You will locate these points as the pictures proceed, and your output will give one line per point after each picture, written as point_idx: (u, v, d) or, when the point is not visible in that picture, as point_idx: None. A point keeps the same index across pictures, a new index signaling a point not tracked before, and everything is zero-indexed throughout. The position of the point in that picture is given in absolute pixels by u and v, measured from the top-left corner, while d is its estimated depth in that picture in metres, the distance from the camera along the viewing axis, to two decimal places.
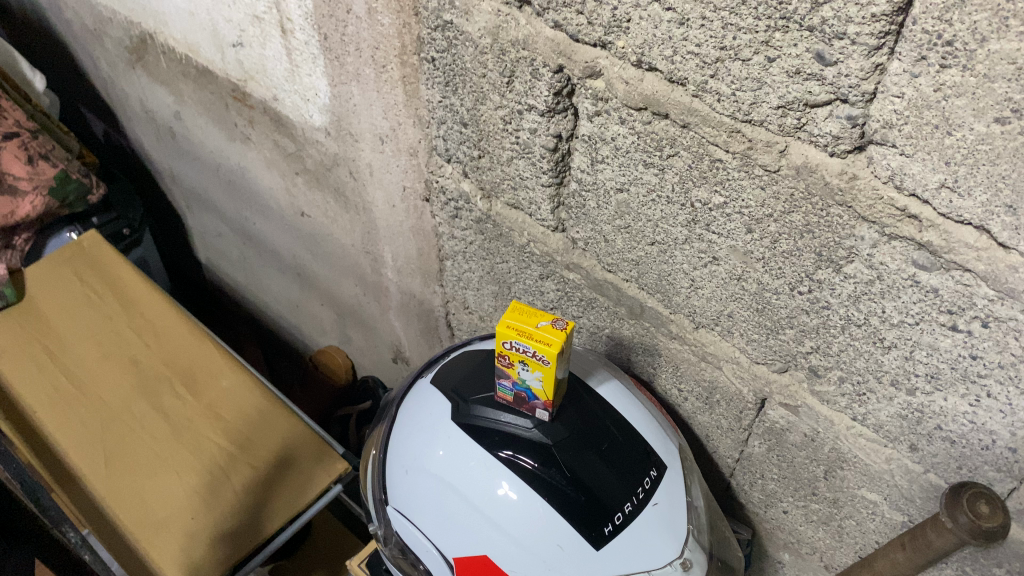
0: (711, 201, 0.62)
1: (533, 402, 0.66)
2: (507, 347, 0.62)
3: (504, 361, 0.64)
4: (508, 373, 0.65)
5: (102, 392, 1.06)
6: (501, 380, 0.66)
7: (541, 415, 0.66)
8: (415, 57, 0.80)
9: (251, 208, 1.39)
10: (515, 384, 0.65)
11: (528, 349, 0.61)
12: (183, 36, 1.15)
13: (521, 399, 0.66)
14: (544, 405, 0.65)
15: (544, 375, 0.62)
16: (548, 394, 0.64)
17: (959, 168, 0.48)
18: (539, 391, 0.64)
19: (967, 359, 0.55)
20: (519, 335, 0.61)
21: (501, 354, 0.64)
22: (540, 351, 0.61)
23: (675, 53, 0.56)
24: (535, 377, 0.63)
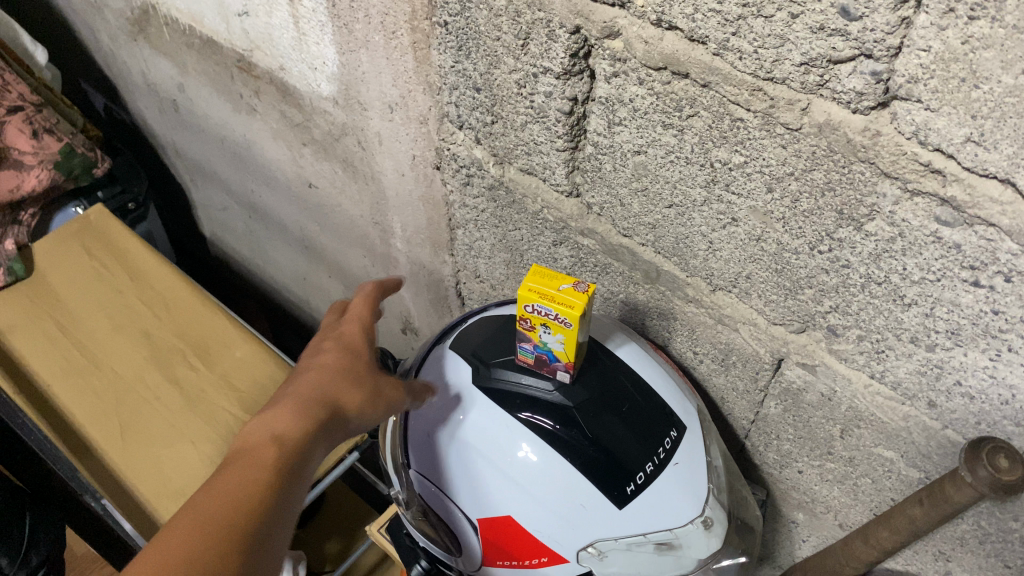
0: (731, 161, 0.62)
1: (554, 364, 0.66)
2: (529, 309, 0.63)
3: (525, 324, 0.64)
4: (530, 335, 0.65)
5: (115, 364, 1.07)
6: (522, 343, 0.66)
7: (562, 377, 0.67)
8: (426, 23, 0.79)
9: (256, 180, 1.39)
10: (537, 346, 0.66)
11: (550, 312, 0.61)
12: (186, 6, 1.13)
13: (542, 362, 0.67)
14: (565, 367, 0.65)
15: (566, 338, 0.62)
16: (569, 356, 0.64)
17: (985, 122, 0.48)
18: (561, 353, 0.64)
19: (989, 315, 0.55)
20: (542, 298, 0.61)
21: (523, 317, 0.64)
22: (562, 314, 0.61)
23: (695, 11, 0.56)
24: (557, 339, 0.63)
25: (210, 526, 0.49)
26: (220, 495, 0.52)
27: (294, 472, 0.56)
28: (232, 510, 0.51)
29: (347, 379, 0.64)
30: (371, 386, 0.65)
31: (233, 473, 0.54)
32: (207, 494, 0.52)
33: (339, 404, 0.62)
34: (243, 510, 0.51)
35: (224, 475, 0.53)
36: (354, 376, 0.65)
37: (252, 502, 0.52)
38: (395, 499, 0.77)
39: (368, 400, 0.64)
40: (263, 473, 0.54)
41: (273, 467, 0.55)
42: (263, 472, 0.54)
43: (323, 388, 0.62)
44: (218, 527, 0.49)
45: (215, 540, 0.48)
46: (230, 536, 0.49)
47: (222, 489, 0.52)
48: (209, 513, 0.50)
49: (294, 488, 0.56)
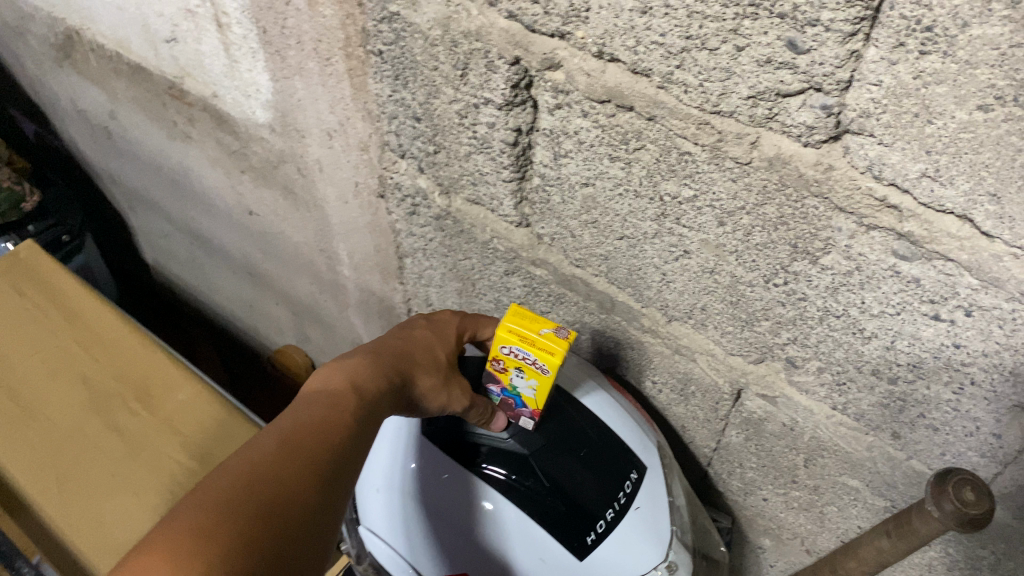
0: (681, 194, 0.60)
1: (518, 411, 0.64)
2: (505, 352, 0.60)
3: (497, 366, 0.62)
4: (500, 377, 0.63)
5: (51, 411, 1.01)
6: (489, 385, 0.64)
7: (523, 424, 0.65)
8: (360, 50, 0.76)
9: (197, 208, 1.34)
10: (504, 389, 0.64)
11: (528, 356, 0.59)
12: (111, 32, 1.08)
13: (506, 406, 0.65)
14: (531, 414, 0.64)
15: (540, 384, 0.60)
16: (538, 403, 0.62)
17: (940, 157, 0.46)
18: (529, 399, 0.63)
19: (950, 348, 0.54)
20: (521, 341, 0.59)
21: (497, 357, 0.61)
22: (541, 359, 0.59)
23: (638, 43, 0.53)
24: (529, 384, 0.61)
25: (281, 460, 0.47)
26: (293, 433, 0.49)
27: (367, 435, 0.54)
28: (308, 452, 0.48)
29: (426, 361, 0.62)
30: (449, 376, 0.62)
31: (307, 415, 0.52)
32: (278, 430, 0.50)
33: (416, 379, 0.60)
34: (314, 451, 0.49)
35: (299, 416, 0.51)
36: (433, 361, 0.62)
37: (326, 446, 0.50)
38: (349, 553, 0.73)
39: (444, 386, 0.61)
40: (338, 424, 0.52)
41: (348, 417, 0.53)
42: (338, 423, 0.52)
43: (405, 362, 0.60)
44: (292, 463, 0.47)
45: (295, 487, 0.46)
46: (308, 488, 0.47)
47: (296, 428, 0.50)
48: (281, 450, 0.48)
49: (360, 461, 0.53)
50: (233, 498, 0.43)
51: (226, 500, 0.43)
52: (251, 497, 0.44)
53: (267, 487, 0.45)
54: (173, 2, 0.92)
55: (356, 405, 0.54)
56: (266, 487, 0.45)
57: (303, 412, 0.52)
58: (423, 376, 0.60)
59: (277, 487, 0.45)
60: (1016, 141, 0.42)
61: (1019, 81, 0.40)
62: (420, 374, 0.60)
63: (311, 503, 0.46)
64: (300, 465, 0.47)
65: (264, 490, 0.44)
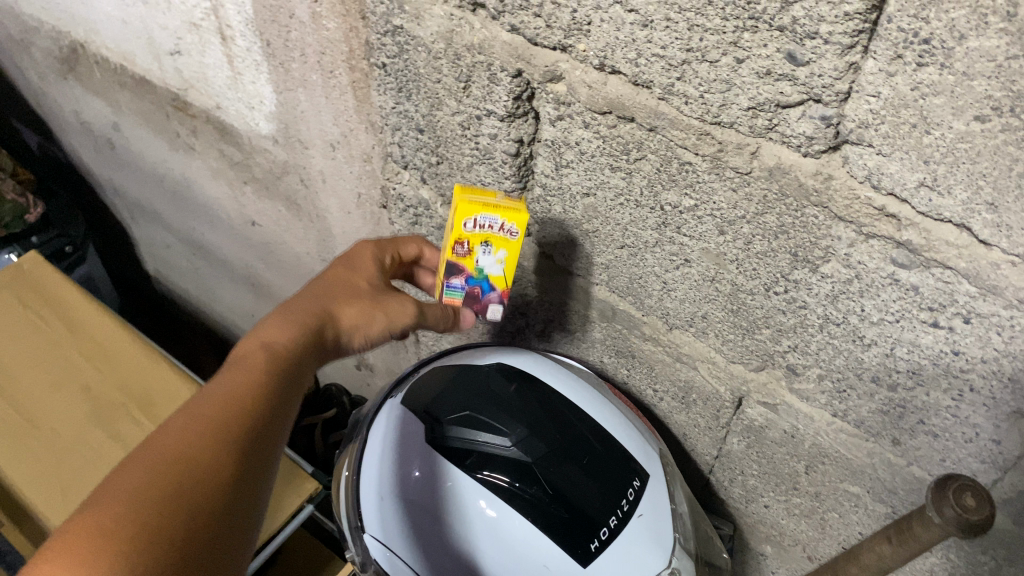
0: (682, 204, 0.60)
1: (487, 298, 0.71)
2: (470, 227, 0.65)
3: (463, 248, 0.66)
4: (465, 263, 0.68)
5: (54, 423, 1.02)
6: (453, 279, 0.70)
7: (495, 310, 0.72)
8: (364, 63, 0.77)
9: (199, 219, 1.35)
10: (472, 277, 0.69)
11: (495, 223, 0.64)
12: (115, 44, 1.09)
13: (474, 298, 0.71)
14: (500, 295, 0.71)
15: (510, 251, 0.66)
16: (507, 278, 0.69)
17: (938, 167, 0.46)
18: (498, 276, 0.69)
19: (950, 355, 0.54)
20: (485, 209, 0.64)
21: (461, 238, 0.66)
22: (509, 222, 0.64)
23: (639, 56, 0.54)
24: (498, 257, 0.67)
25: (189, 445, 0.49)
26: (202, 415, 0.52)
27: (282, 391, 0.58)
28: (218, 430, 0.51)
29: (342, 301, 0.66)
30: (372, 301, 0.67)
31: (216, 393, 0.54)
32: (189, 415, 0.52)
33: (337, 316, 0.65)
34: (228, 428, 0.51)
35: (208, 396, 0.54)
36: (353, 297, 0.67)
37: (238, 424, 0.52)
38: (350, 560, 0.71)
39: (369, 314, 0.66)
40: (249, 396, 0.54)
41: (260, 387, 0.56)
42: (251, 391, 0.55)
43: (320, 303, 0.65)
44: (202, 445, 0.49)
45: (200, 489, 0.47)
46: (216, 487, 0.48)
47: (206, 409, 0.52)
48: (191, 433, 0.50)
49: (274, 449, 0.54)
50: (144, 490, 0.45)
51: (136, 494, 0.45)
52: (161, 487, 0.46)
53: (178, 475, 0.47)
54: (177, 16, 0.93)
55: (269, 357, 0.58)
56: (178, 475, 0.47)
57: (213, 390, 0.54)
58: (346, 311, 0.66)
59: (187, 473, 0.47)
60: (1013, 150, 0.43)
61: (1015, 91, 0.41)
62: (341, 309, 0.65)
63: (226, 484, 0.49)
64: (213, 462, 0.49)
65: (175, 477, 0.47)
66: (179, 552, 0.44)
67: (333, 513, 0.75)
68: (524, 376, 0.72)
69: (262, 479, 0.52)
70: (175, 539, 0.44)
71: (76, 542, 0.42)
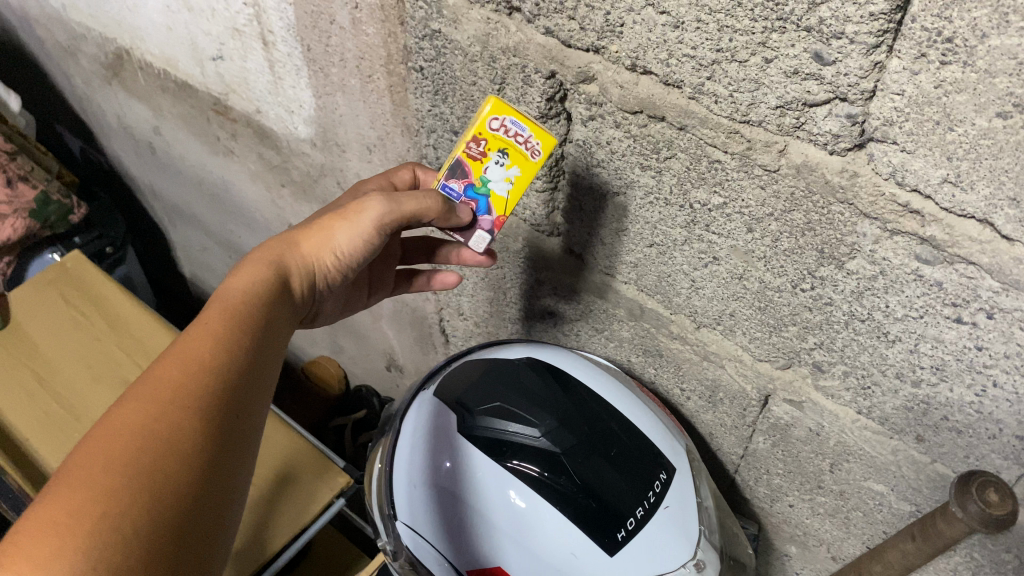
0: (710, 202, 0.62)
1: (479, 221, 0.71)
2: (495, 126, 0.66)
3: (479, 147, 0.67)
4: (473, 167, 0.69)
5: (94, 415, 1.05)
6: (455, 183, 0.70)
7: (480, 237, 0.72)
8: (402, 67, 0.79)
9: (236, 221, 1.38)
10: (473, 187, 0.70)
11: (523, 133, 0.65)
12: (160, 50, 1.12)
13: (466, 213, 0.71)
14: (494, 219, 0.71)
15: (523, 171, 0.66)
16: (508, 201, 0.69)
17: (961, 164, 0.48)
18: (500, 195, 0.69)
19: (973, 351, 0.55)
20: (517, 116, 0.65)
21: (479, 136, 0.67)
22: (535, 138, 0.65)
23: (670, 57, 0.56)
24: (508, 173, 0.67)
25: (177, 388, 0.50)
26: (185, 355, 0.52)
27: (259, 324, 0.59)
28: (202, 373, 0.52)
29: (299, 238, 0.66)
30: (335, 219, 0.67)
31: (200, 332, 0.55)
32: (173, 355, 0.52)
33: (296, 255, 0.65)
34: (213, 370, 0.52)
35: (190, 336, 0.54)
36: (313, 228, 0.67)
37: (224, 367, 0.53)
38: (384, 549, 0.73)
39: (335, 233, 0.66)
40: (232, 336, 0.56)
41: (240, 326, 0.57)
42: (231, 331, 0.56)
43: (281, 239, 0.66)
44: (193, 384, 0.51)
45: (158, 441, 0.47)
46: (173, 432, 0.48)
47: (190, 351, 0.53)
48: (176, 376, 0.51)
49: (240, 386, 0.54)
50: (132, 438, 0.47)
51: (125, 441, 0.46)
52: (152, 431, 0.47)
53: (166, 418, 0.48)
54: (221, 22, 0.96)
55: (238, 294, 0.60)
56: (165, 418, 0.48)
57: (194, 330, 0.55)
58: (308, 240, 0.66)
59: (173, 418, 0.48)
60: None
61: None
62: (302, 239, 0.66)
63: (214, 426, 0.50)
64: (167, 412, 0.48)
65: (163, 421, 0.48)
66: (177, 501, 0.46)
67: (365, 500, 0.76)
68: (551, 368, 0.74)
69: (247, 421, 0.54)
70: (169, 486, 0.46)
71: (72, 493, 0.43)
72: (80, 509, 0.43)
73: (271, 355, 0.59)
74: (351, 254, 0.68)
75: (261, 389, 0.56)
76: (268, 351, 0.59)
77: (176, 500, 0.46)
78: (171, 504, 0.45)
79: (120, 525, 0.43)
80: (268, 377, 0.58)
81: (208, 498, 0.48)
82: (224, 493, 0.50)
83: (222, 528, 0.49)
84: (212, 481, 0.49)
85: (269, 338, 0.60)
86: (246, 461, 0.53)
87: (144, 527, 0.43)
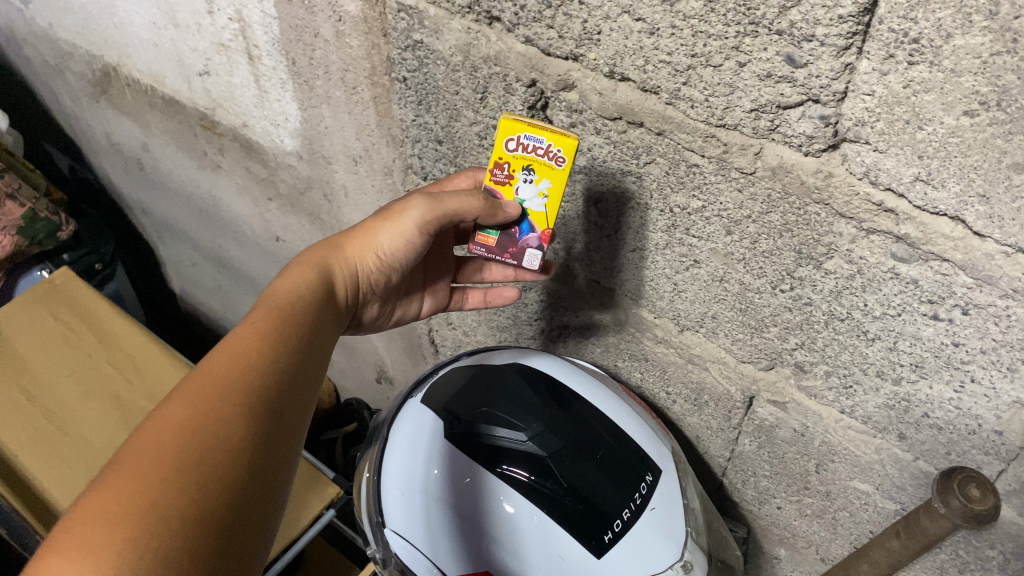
0: (689, 205, 0.63)
1: (526, 241, 0.70)
2: (512, 145, 0.65)
3: (503, 173, 0.67)
4: (504, 193, 0.68)
5: (84, 430, 1.05)
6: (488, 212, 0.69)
7: (533, 255, 0.70)
8: (385, 78, 0.80)
9: (225, 236, 1.39)
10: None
11: (542, 143, 0.64)
12: (147, 67, 1.13)
13: (511, 238, 0.70)
14: (539, 239, 0.69)
15: (554, 181, 0.65)
16: (548, 217, 0.67)
17: (932, 162, 0.49)
18: (540, 212, 0.67)
19: (950, 347, 0.56)
20: (530, 127, 0.64)
21: (502, 161, 0.66)
22: (556, 144, 0.64)
23: (647, 63, 0.57)
24: (541, 188, 0.66)
25: (223, 389, 0.52)
26: (231, 358, 0.55)
27: (305, 326, 0.63)
28: (247, 374, 0.54)
29: (343, 242, 0.72)
30: (377, 222, 0.71)
31: (244, 337, 0.57)
32: (220, 358, 0.55)
33: (339, 258, 0.71)
34: (255, 374, 0.55)
35: (237, 340, 0.57)
36: (360, 230, 0.72)
37: (267, 369, 0.56)
38: (372, 558, 0.72)
39: (376, 234, 0.71)
40: (275, 341, 0.58)
41: (284, 331, 0.60)
42: (275, 336, 0.59)
43: (328, 244, 0.72)
44: (235, 385, 0.53)
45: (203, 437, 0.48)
46: (219, 428, 0.50)
47: (235, 354, 0.55)
48: (222, 377, 0.53)
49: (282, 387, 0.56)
50: (178, 435, 0.48)
51: (174, 437, 0.48)
52: (199, 427, 0.49)
53: (214, 415, 0.50)
54: (207, 37, 0.97)
55: (288, 296, 0.64)
56: (213, 415, 0.50)
57: (241, 334, 0.58)
58: (353, 243, 0.71)
59: (218, 415, 0.50)
60: (1001, 143, 0.45)
61: (1001, 86, 0.43)
62: (346, 243, 0.71)
63: (259, 425, 0.52)
64: (213, 410, 0.50)
65: (211, 417, 0.50)
66: (222, 493, 0.47)
67: (354, 512, 0.76)
68: (537, 373, 0.74)
69: (292, 423, 0.56)
70: (216, 479, 0.47)
71: (122, 484, 0.45)
72: (129, 499, 0.44)
73: (316, 357, 0.62)
74: (393, 254, 0.72)
75: (306, 392, 0.59)
76: (314, 354, 0.62)
77: (221, 493, 0.47)
78: (217, 497, 0.47)
79: (166, 514, 0.44)
80: (313, 382, 0.60)
81: (253, 495, 0.49)
82: (269, 492, 0.51)
83: (266, 526, 0.50)
84: (257, 478, 0.50)
85: (316, 339, 0.63)
86: (291, 463, 0.54)
87: (190, 518, 0.45)
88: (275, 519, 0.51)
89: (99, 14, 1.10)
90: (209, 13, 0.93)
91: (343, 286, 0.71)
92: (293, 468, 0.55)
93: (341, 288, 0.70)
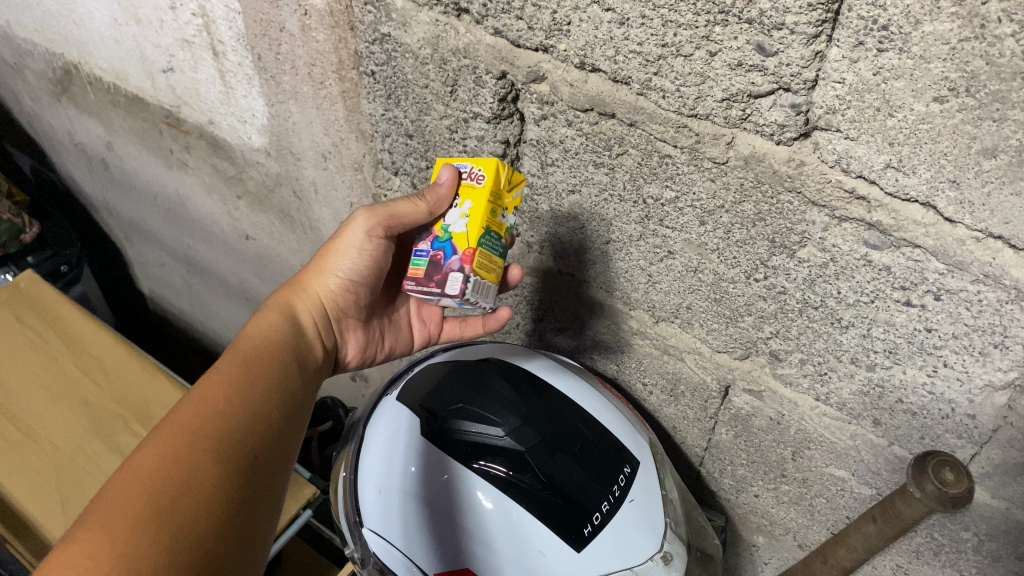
0: (663, 196, 0.63)
1: (449, 266, 0.67)
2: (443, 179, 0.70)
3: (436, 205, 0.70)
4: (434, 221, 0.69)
5: (53, 436, 1.02)
6: (420, 244, 0.71)
7: (454, 279, 0.66)
8: (353, 72, 0.79)
9: (193, 236, 1.37)
10: (439, 238, 0.69)
11: (467, 167, 0.68)
12: (109, 64, 1.11)
13: (437, 266, 0.68)
14: (462, 261, 0.66)
15: (473, 199, 0.66)
16: (469, 237, 0.66)
17: (902, 148, 0.49)
18: (461, 232, 0.67)
19: (923, 333, 0.56)
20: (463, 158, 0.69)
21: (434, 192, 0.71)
22: (477, 166, 0.67)
23: (617, 53, 0.56)
24: (463, 209, 0.67)
25: (195, 436, 0.53)
26: (199, 405, 0.56)
27: (275, 365, 0.64)
28: (217, 421, 0.55)
29: (297, 283, 0.73)
30: (328, 248, 0.74)
31: (213, 383, 0.58)
32: (188, 406, 0.56)
33: (299, 302, 0.72)
34: (227, 420, 0.56)
35: (206, 386, 0.58)
36: (310, 268, 0.74)
37: (237, 413, 0.57)
38: (351, 558, 0.71)
39: (329, 257, 0.73)
40: (246, 384, 0.60)
41: (254, 376, 0.61)
42: (248, 381, 0.60)
43: (285, 288, 0.73)
44: (205, 431, 0.54)
45: (176, 486, 0.49)
46: (190, 472, 0.50)
47: (204, 401, 0.56)
48: (191, 424, 0.54)
49: (255, 431, 0.57)
50: (151, 480, 0.49)
51: (143, 486, 0.48)
52: (168, 476, 0.49)
53: (183, 463, 0.51)
54: (170, 34, 0.95)
55: (255, 339, 0.66)
56: (184, 463, 0.51)
57: (210, 379, 0.59)
58: (309, 277, 0.74)
59: (190, 462, 0.51)
60: (970, 129, 0.45)
61: (969, 72, 0.43)
62: (304, 281, 0.73)
63: (231, 470, 0.53)
64: (183, 455, 0.51)
65: (181, 465, 0.50)
66: (196, 542, 0.47)
67: (332, 512, 0.74)
68: (515, 368, 0.74)
69: (268, 467, 0.57)
70: (188, 528, 0.47)
71: (91, 537, 0.45)
72: (98, 551, 0.44)
73: (292, 399, 0.63)
74: (349, 272, 0.74)
75: (282, 433, 0.60)
76: (288, 394, 0.63)
77: (194, 540, 0.47)
78: (189, 543, 0.47)
79: (138, 563, 0.44)
80: (291, 425, 0.62)
81: (228, 538, 0.50)
82: (245, 535, 0.51)
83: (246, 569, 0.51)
84: (231, 522, 0.51)
85: (290, 376, 0.65)
86: (269, 507, 0.55)
87: (161, 563, 0.45)
88: (256, 563, 0.52)
89: (58, 11, 1.08)
90: (171, 9, 0.91)
91: (310, 321, 0.72)
92: (272, 513, 0.56)
93: (308, 323, 0.72)
